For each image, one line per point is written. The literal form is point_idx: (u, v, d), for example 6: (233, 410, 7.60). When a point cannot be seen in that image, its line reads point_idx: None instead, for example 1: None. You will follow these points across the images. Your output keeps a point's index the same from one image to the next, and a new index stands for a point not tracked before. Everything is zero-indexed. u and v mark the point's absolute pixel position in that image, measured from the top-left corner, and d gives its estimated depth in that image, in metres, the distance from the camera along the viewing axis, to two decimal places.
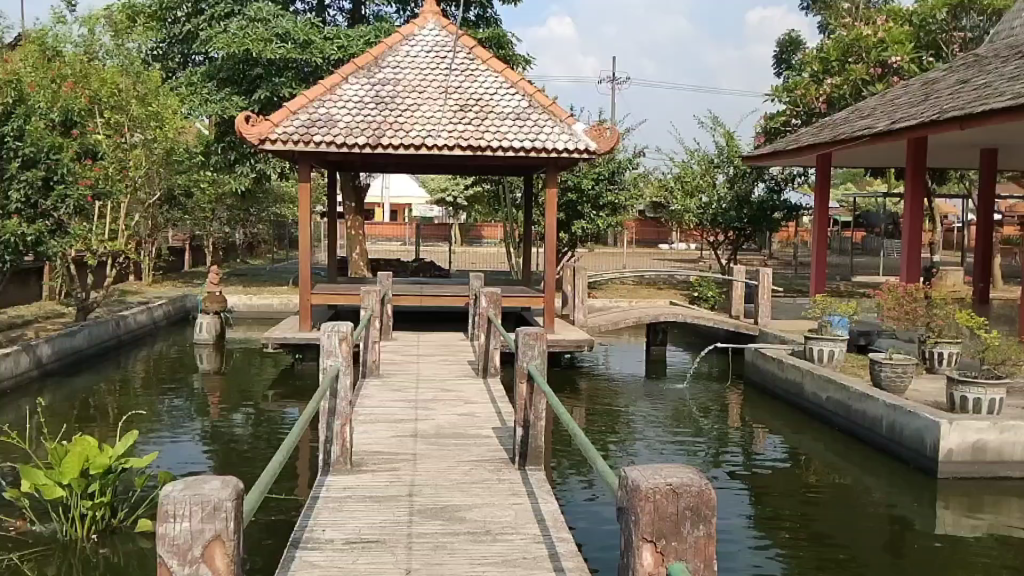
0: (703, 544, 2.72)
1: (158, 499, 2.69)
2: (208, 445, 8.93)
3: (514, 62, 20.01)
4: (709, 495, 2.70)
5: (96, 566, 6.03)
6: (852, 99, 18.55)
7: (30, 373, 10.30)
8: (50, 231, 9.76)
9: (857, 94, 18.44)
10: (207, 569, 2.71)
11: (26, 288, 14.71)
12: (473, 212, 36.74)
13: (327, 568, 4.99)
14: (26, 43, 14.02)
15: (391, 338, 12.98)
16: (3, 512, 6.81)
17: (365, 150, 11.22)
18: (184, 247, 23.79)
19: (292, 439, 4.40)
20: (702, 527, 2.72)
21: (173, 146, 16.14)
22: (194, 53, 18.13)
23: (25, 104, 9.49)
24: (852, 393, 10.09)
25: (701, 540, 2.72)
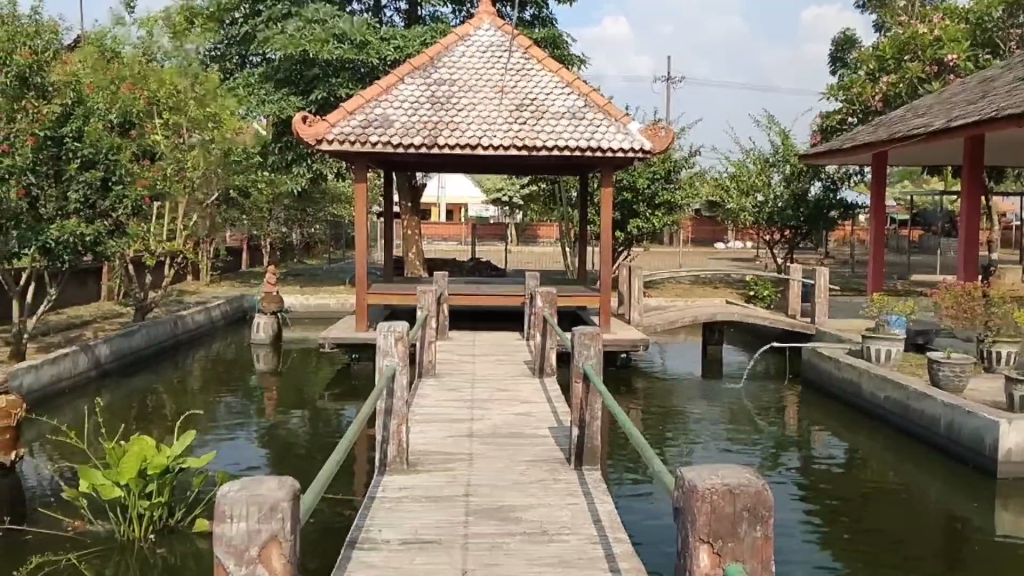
0: (760, 545, 2.55)
1: (215, 499, 2.61)
2: (264, 445, 8.96)
3: (569, 62, 19.81)
4: (766, 495, 2.53)
5: (154, 567, 6.07)
6: (908, 97, 17.86)
7: (89, 372, 10.47)
8: (109, 232, 9.89)
9: (913, 93, 17.77)
10: (264, 569, 2.61)
11: (86, 289, 15.02)
12: (528, 211, 36.57)
13: (383, 568, 4.89)
14: (86, 45, 14.31)
15: (446, 338, 12.90)
16: (63, 511, 6.89)
17: (421, 149, 11.16)
18: (242, 248, 24.15)
19: (348, 440, 4.31)
20: (759, 528, 2.55)
21: (231, 146, 16.33)
22: (253, 54, 18.34)
23: (84, 104, 9.63)
24: (909, 392, 9.64)
25: (759, 541, 2.55)
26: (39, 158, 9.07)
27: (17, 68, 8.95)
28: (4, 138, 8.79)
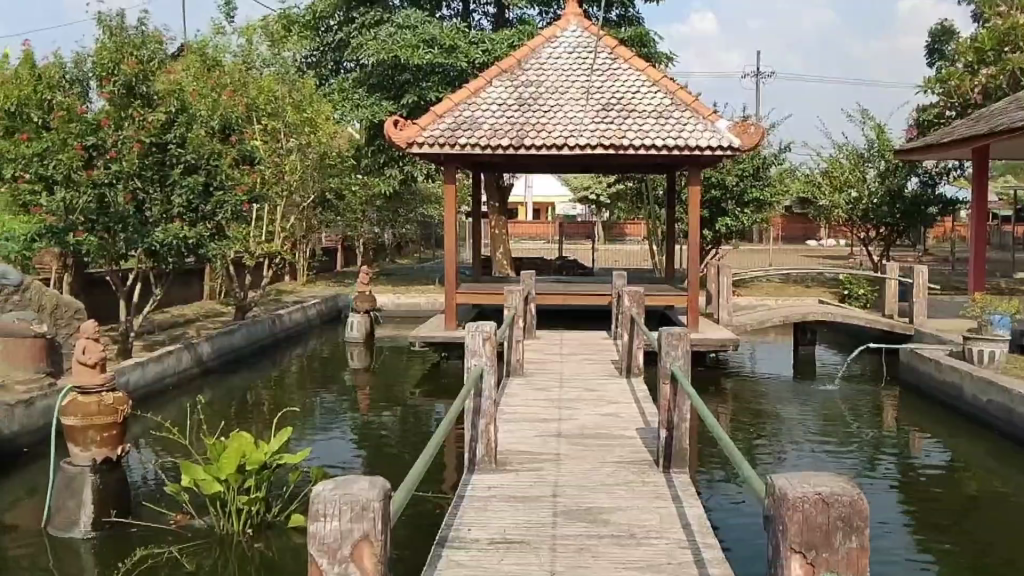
0: (856, 556, 2.40)
1: (309, 497, 2.64)
2: (357, 441, 9.13)
3: (657, 60, 19.52)
4: (862, 505, 2.38)
5: (252, 561, 6.26)
6: (1010, 89, 16.92)
7: (191, 369, 10.88)
8: (210, 235, 10.24)
9: (1016, 85, 16.83)
10: (356, 568, 2.62)
11: (189, 288, 15.63)
12: (616, 209, 36.24)
13: (472, 568, 4.87)
14: (190, 54, 14.89)
15: (533, 338, 12.87)
16: (167, 506, 7.18)
17: (508, 151, 11.17)
18: (337, 248, 24.72)
19: (437, 439, 4.30)
20: (854, 538, 2.40)
21: (327, 150, 16.73)
22: (347, 60, 18.74)
23: (188, 112, 9.96)
24: (1015, 396, 9.08)
25: (854, 551, 2.40)
26: (146, 164, 9.43)
27: (124, 78, 9.36)
28: (112, 146, 9.15)
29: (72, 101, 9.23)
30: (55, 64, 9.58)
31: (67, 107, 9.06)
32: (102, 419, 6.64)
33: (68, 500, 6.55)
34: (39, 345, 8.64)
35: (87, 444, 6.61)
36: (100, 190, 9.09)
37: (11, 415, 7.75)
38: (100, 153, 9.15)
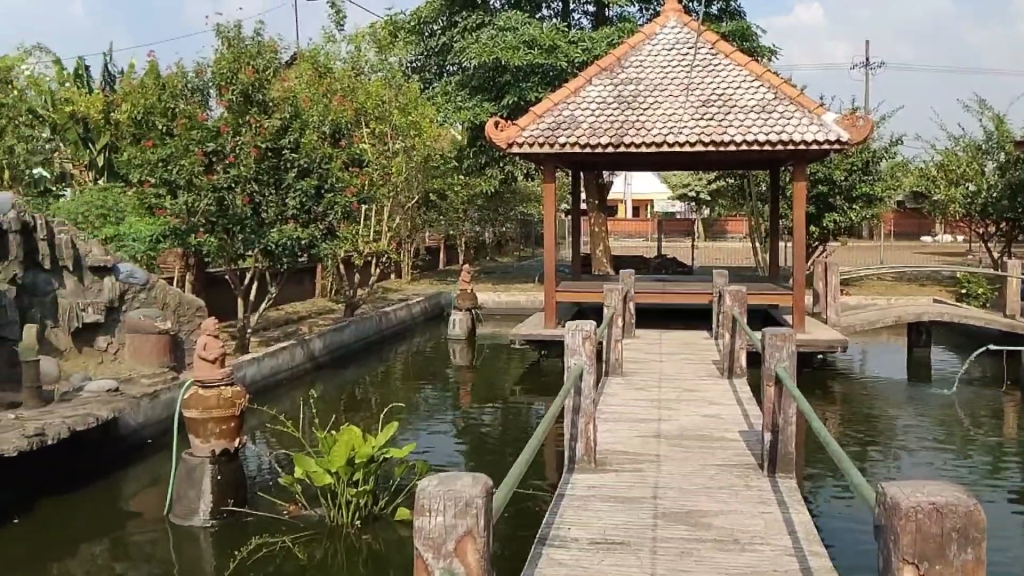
0: (971, 570, 2.30)
1: (416, 492, 2.71)
2: (459, 437, 9.28)
3: (760, 54, 19.02)
4: (978, 516, 2.28)
5: (360, 553, 6.47)
6: None
7: (304, 364, 11.30)
8: (321, 236, 10.60)
9: None
10: (461, 564, 2.68)
11: (302, 287, 16.22)
12: (719, 206, 35.51)
13: (573, 567, 4.90)
14: (301, 61, 15.46)
15: (633, 336, 12.77)
16: (281, 496, 7.50)
17: (608, 150, 11.12)
18: (440, 247, 25.14)
19: (538, 438, 4.33)
20: (971, 551, 2.29)
21: (432, 152, 17.03)
22: (449, 63, 19.02)
23: (301, 117, 10.31)
24: None
25: (969, 565, 2.30)
26: (261, 168, 9.82)
27: (242, 86, 9.80)
28: (230, 152, 9.60)
29: (194, 109, 9.76)
30: (178, 75, 10.14)
31: (189, 115, 9.59)
32: (220, 412, 6.98)
33: (188, 490, 6.92)
34: (162, 341, 9.13)
35: (207, 435, 6.97)
36: (220, 194, 9.54)
37: (139, 407, 8.23)
38: (219, 159, 9.59)
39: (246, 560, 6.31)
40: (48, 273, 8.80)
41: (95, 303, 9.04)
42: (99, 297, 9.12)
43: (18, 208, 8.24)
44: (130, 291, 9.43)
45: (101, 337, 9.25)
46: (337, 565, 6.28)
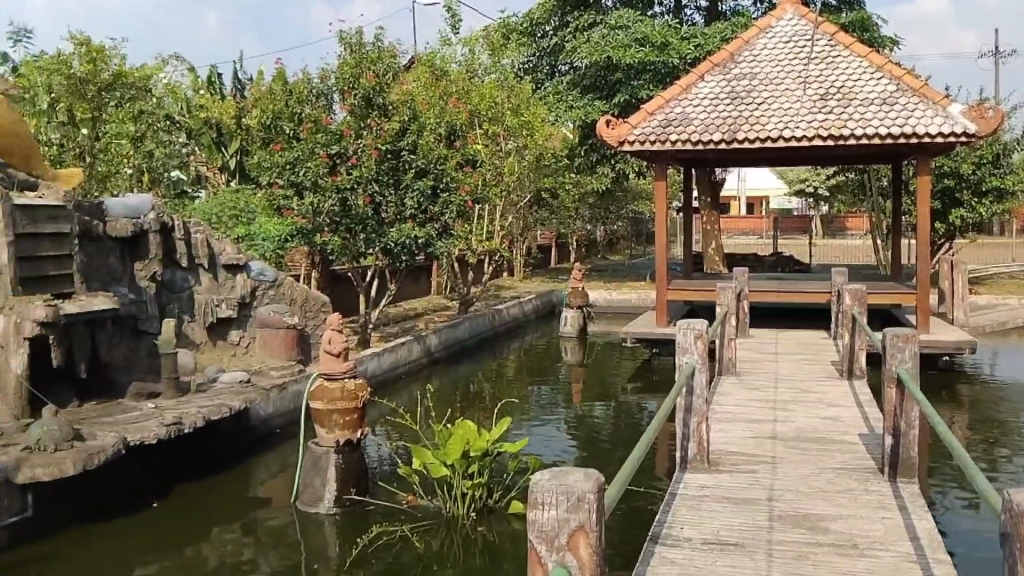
0: None
1: (529, 486, 2.82)
2: (571, 433, 9.37)
3: (882, 44, 18.28)
4: None
5: (475, 545, 6.64)
6: None
7: (421, 359, 11.66)
8: (437, 234, 10.91)
9: None
10: (573, 557, 2.77)
11: (419, 284, 16.67)
12: (838, 202, 34.26)
13: (685, 567, 4.91)
14: (418, 66, 15.91)
15: (747, 336, 12.52)
16: (400, 487, 7.79)
17: (721, 146, 10.96)
18: (551, 245, 25.29)
19: (649, 436, 4.36)
20: None
21: (544, 151, 17.14)
22: (561, 63, 19.12)
23: (418, 120, 10.64)
24: None
25: None
26: (380, 170, 10.18)
27: (363, 91, 10.16)
28: (354, 153, 10.05)
29: (319, 114, 10.24)
30: (304, 81, 10.61)
31: (314, 120, 10.06)
32: (344, 404, 7.30)
33: (314, 479, 7.28)
34: (291, 336, 9.65)
35: (332, 426, 7.31)
36: (343, 195, 10.00)
37: (268, 398, 8.71)
38: (343, 161, 10.05)
39: (368, 548, 6.60)
40: (185, 271, 9.36)
41: (228, 300, 9.59)
42: (232, 294, 9.68)
43: (156, 208, 8.79)
44: (259, 289, 9.98)
45: (233, 331, 9.75)
46: (455, 555, 6.50)
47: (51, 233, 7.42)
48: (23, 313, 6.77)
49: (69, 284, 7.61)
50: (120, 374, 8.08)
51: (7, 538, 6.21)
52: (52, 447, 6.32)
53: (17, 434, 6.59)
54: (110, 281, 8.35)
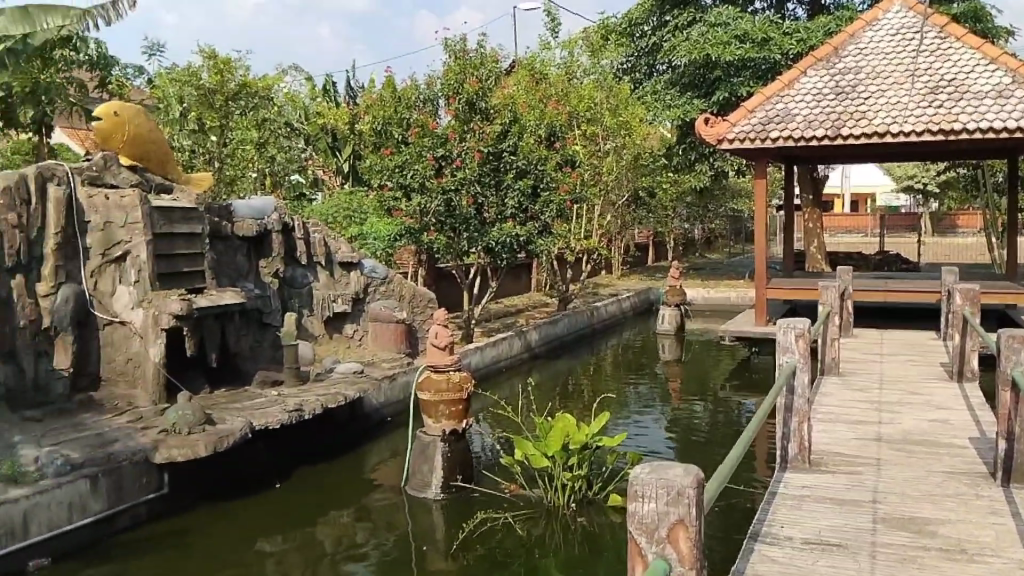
0: None
1: (629, 479, 2.89)
2: (669, 430, 9.51)
3: (997, 35, 17.57)
4: None
5: (574, 534, 6.85)
6: None
7: (522, 354, 12.00)
8: (537, 233, 11.22)
9: None
10: (673, 550, 2.81)
11: (519, 282, 17.02)
12: (948, 198, 32.93)
13: (786, 566, 5.00)
14: (519, 69, 16.28)
15: (851, 336, 12.35)
16: (502, 476, 8.10)
17: (825, 142, 10.86)
18: (649, 244, 25.28)
19: (745, 438, 4.45)
20: None
21: (642, 151, 17.25)
22: (659, 63, 19.14)
23: (520, 122, 10.97)
24: None
25: None
26: (483, 171, 10.55)
27: (466, 96, 10.52)
28: (457, 156, 10.39)
29: (425, 118, 10.67)
30: (411, 87, 11.09)
31: (421, 124, 10.51)
32: (449, 395, 7.64)
33: (422, 465, 7.66)
34: (400, 330, 10.11)
35: (439, 416, 7.67)
36: (448, 196, 10.44)
37: (380, 388, 9.25)
38: (447, 163, 10.41)
39: (473, 532, 6.90)
40: (304, 267, 9.98)
41: (342, 295, 10.14)
42: (347, 290, 10.23)
43: (279, 210, 9.51)
44: (372, 285, 10.52)
45: (348, 325, 10.32)
46: (556, 542, 6.72)
47: (185, 234, 8.07)
48: (161, 306, 7.40)
49: (200, 280, 8.22)
50: (247, 364, 8.63)
51: (147, 512, 6.80)
52: (186, 429, 6.91)
53: (156, 416, 7.21)
54: (237, 277, 8.99)
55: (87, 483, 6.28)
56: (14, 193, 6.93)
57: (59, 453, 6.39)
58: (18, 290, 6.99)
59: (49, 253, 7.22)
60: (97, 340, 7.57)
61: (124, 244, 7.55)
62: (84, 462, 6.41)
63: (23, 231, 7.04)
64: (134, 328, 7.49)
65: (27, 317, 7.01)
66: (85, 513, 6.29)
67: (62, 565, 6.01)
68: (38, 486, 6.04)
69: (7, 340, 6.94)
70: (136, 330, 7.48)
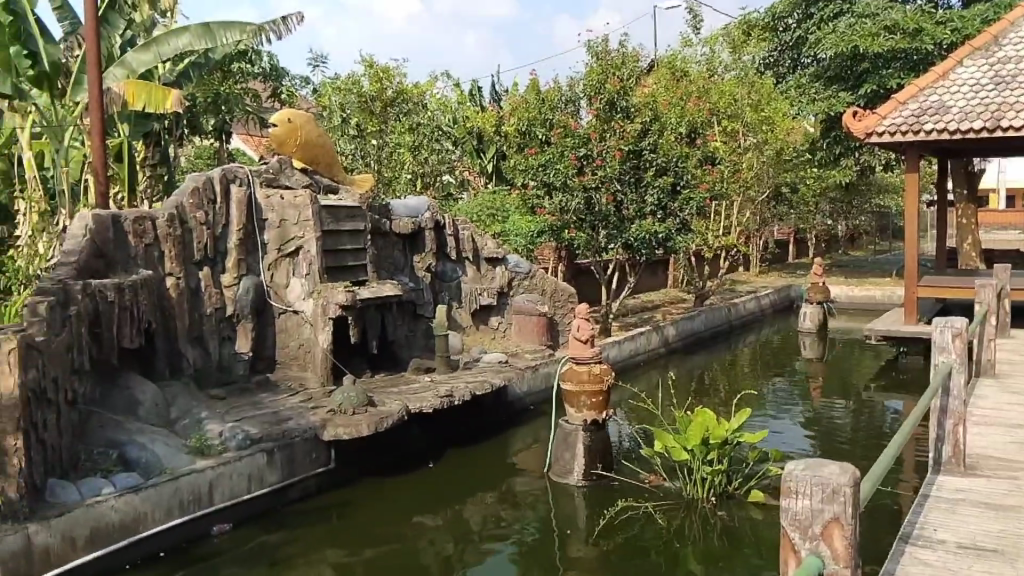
0: None
1: (783, 474, 2.87)
2: (810, 429, 9.45)
3: None
4: None
5: (715, 527, 6.99)
6: None
7: (659, 349, 12.16)
8: (676, 230, 11.35)
9: None
10: (828, 548, 2.79)
11: (656, 277, 17.12)
12: None
13: (939, 568, 4.96)
14: (660, 66, 16.42)
15: (1011, 337, 11.78)
16: (641, 467, 8.32)
17: (983, 134, 10.43)
18: (789, 240, 24.72)
19: (898, 440, 4.39)
20: None
21: (785, 147, 16.96)
22: (804, 57, 18.73)
23: (660, 120, 11.13)
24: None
25: None
26: (624, 169, 10.77)
27: (609, 95, 10.74)
28: (599, 155, 10.69)
29: (568, 119, 11.00)
30: (554, 89, 11.45)
31: (564, 125, 10.88)
32: (591, 386, 7.86)
33: (565, 452, 7.99)
34: (541, 323, 10.52)
35: (579, 406, 7.93)
36: (589, 194, 10.76)
37: (523, 377, 9.70)
38: (589, 162, 10.72)
39: (613, 521, 7.16)
40: (454, 262, 10.58)
41: (488, 289, 10.64)
42: (493, 284, 10.72)
43: (432, 209, 10.13)
44: (516, 279, 10.93)
45: (494, 317, 10.83)
46: (695, 535, 6.87)
47: (349, 230, 8.77)
48: (329, 297, 8.08)
49: (362, 273, 8.89)
50: (403, 351, 9.32)
51: (315, 485, 7.41)
52: (351, 410, 7.52)
53: (323, 397, 7.91)
54: (395, 271, 9.65)
55: (264, 457, 6.89)
56: (201, 195, 7.82)
57: (241, 429, 7.05)
58: (206, 281, 7.80)
59: (232, 248, 8.02)
60: (272, 327, 8.34)
61: (297, 240, 8.29)
62: (262, 437, 7.07)
63: (210, 229, 7.88)
64: (305, 316, 8.22)
65: (213, 305, 7.82)
66: (261, 484, 6.89)
67: (243, 530, 6.63)
68: (222, 458, 6.65)
69: (197, 325, 7.72)
70: (307, 318, 8.21)
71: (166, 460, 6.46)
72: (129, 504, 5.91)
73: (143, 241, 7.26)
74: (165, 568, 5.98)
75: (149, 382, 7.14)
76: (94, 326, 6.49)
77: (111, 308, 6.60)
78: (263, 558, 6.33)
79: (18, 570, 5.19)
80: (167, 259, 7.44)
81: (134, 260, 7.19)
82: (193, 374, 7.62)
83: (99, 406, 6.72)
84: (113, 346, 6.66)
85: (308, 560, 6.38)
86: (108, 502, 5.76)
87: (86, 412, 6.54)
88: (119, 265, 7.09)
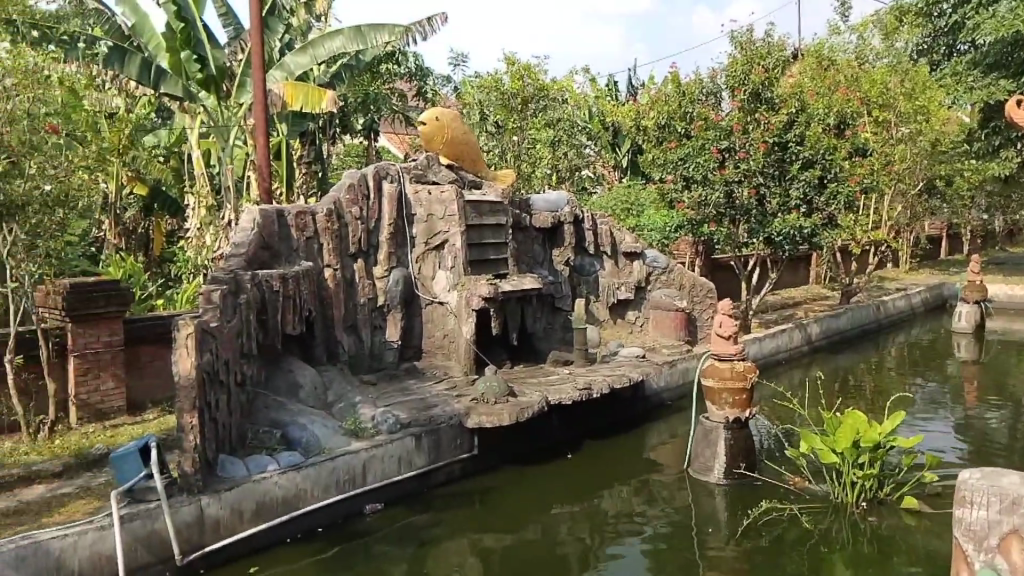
0: None
1: (959, 486, 3.48)
2: (965, 434, 8.98)
3: None
4: None
5: (865, 533, 6.77)
6: None
7: (802, 348, 11.85)
8: (822, 225, 10.99)
9: None
10: (1002, 557, 3.32)
11: (797, 274, 16.63)
12: None
13: None
14: (807, 56, 16.15)
15: None
16: (786, 468, 8.16)
17: None
18: (941, 236, 23.44)
19: None
20: None
21: (941, 138, 16.07)
22: (961, 42, 17.70)
23: (808, 111, 10.75)
24: None
25: None
26: (768, 162, 10.50)
27: (753, 86, 10.55)
28: (742, 147, 10.49)
29: (708, 111, 10.84)
30: (695, 80, 11.30)
31: (704, 117, 10.72)
32: (734, 383, 7.70)
33: (705, 449, 7.94)
34: (680, 317, 10.56)
35: (721, 404, 7.80)
36: (731, 187, 10.63)
37: (661, 373, 9.75)
38: (731, 155, 10.60)
39: (756, 522, 7.05)
40: (592, 256, 10.64)
41: (626, 283, 10.68)
42: (630, 278, 10.76)
43: (572, 203, 10.24)
44: (653, 274, 10.91)
45: (631, 311, 10.86)
46: (843, 539, 6.71)
47: (491, 224, 9.00)
48: (472, 289, 8.36)
49: (504, 266, 9.11)
50: (543, 342, 9.53)
51: (459, 471, 7.66)
52: (493, 399, 7.72)
53: (466, 386, 8.18)
54: (534, 264, 9.84)
55: (413, 441, 7.15)
56: (357, 190, 8.22)
57: (391, 413, 7.38)
58: (360, 272, 8.22)
59: (384, 241, 8.42)
60: (420, 317, 8.68)
61: (443, 234, 8.62)
62: (410, 422, 7.37)
63: (363, 224, 8.28)
64: (450, 307, 8.52)
65: (367, 295, 8.22)
66: (410, 466, 7.16)
67: (392, 510, 6.95)
68: (375, 441, 6.96)
69: (352, 313, 8.13)
70: (452, 309, 8.50)
71: (325, 440, 6.82)
72: (291, 481, 6.25)
73: (304, 234, 7.70)
74: (322, 543, 6.35)
75: (308, 366, 7.58)
76: (261, 314, 6.95)
77: (276, 297, 7.04)
78: (411, 538, 6.61)
79: (190, 539, 5.65)
80: (325, 252, 7.87)
81: (296, 252, 7.65)
82: (347, 360, 8.04)
83: (264, 387, 7.18)
84: (277, 332, 7.12)
85: (452, 543, 6.63)
86: (272, 478, 6.13)
87: (254, 392, 6.99)
88: (283, 257, 7.55)
